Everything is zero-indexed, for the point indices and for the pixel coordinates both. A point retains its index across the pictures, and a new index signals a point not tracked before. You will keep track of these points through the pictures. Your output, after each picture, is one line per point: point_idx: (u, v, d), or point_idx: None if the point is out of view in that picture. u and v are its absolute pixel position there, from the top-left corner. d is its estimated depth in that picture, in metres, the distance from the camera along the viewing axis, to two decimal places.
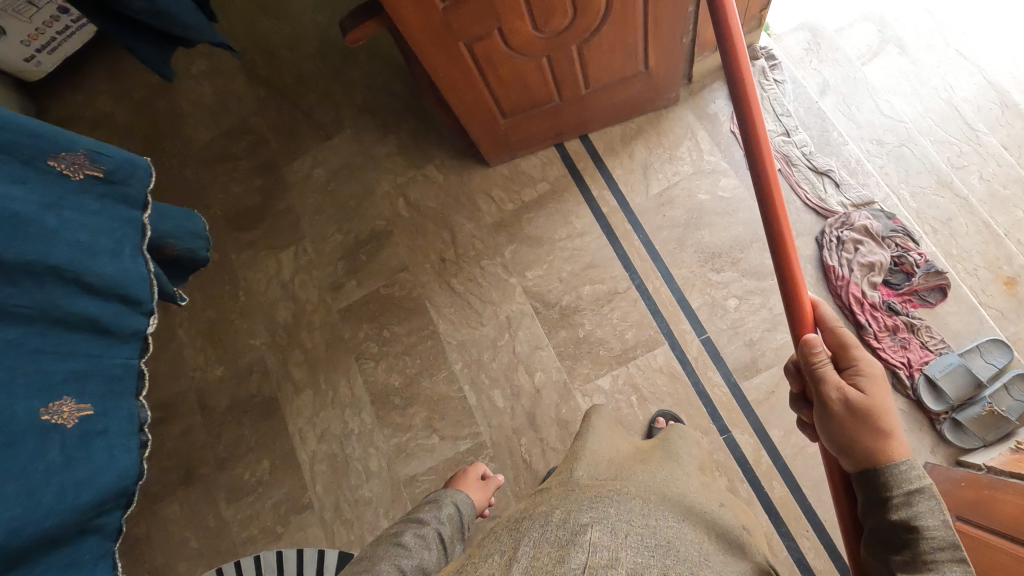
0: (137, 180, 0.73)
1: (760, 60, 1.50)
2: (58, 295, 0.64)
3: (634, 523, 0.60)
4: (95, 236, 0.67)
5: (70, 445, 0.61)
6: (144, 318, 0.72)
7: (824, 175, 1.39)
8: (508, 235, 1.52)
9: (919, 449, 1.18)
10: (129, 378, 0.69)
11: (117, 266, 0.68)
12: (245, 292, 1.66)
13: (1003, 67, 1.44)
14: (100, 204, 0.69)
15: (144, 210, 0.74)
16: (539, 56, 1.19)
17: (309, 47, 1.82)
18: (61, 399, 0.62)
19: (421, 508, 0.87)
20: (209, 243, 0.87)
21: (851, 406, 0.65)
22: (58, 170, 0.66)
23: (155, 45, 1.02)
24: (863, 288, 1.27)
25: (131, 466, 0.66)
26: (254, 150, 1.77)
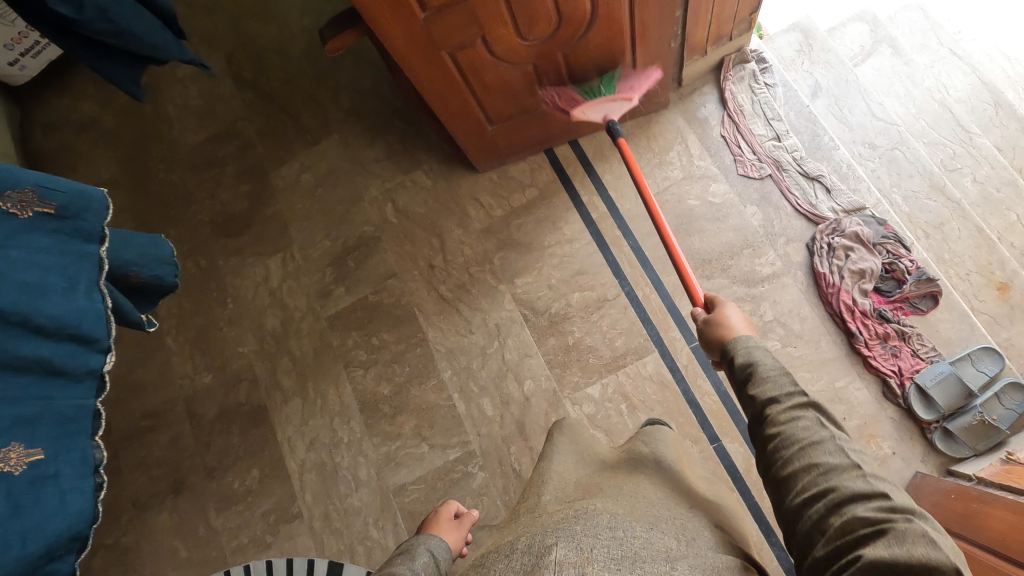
0: (93, 214, 0.71)
1: (751, 63, 1.47)
2: (3, 339, 0.62)
3: (601, 537, 0.59)
4: (46, 275, 0.65)
5: (17, 493, 0.60)
6: (101, 356, 0.69)
7: (816, 180, 1.36)
8: (496, 241, 1.51)
9: (910, 458, 1.17)
10: (84, 418, 0.67)
11: (70, 306, 0.66)
12: (233, 300, 1.64)
13: (996, 66, 1.43)
14: (53, 239, 0.67)
15: (101, 243, 0.72)
16: (524, 64, 1.17)
17: (296, 49, 1.79)
18: (7, 445, 0.60)
19: (393, 562, 0.81)
20: (178, 269, 0.85)
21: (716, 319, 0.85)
22: (4, 209, 0.64)
23: (124, 64, 1.01)
24: (853, 296, 1.25)
25: (85, 510, 0.65)
26: (241, 154, 1.75)
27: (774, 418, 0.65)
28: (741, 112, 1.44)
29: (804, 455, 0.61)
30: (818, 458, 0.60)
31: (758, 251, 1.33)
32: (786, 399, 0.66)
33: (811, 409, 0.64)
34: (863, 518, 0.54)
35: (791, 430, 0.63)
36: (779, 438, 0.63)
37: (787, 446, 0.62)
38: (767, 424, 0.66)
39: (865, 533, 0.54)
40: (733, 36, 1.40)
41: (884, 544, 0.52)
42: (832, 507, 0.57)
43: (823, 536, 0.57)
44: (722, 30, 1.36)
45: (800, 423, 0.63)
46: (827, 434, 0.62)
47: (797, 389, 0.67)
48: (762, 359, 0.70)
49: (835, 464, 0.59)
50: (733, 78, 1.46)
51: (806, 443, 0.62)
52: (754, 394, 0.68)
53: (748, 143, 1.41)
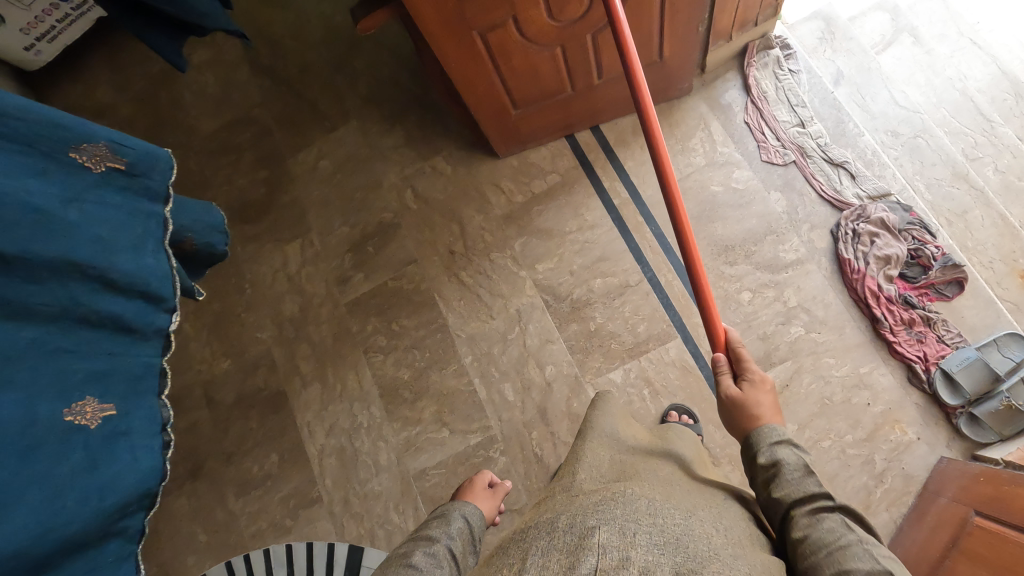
0: (157, 174, 0.69)
1: (775, 49, 1.46)
2: (80, 292, 0.60)
3: (642, 522, 0.59)
4: (117, 232, 0.64)
5: (93, 447, 0.57)
6: (166, 316, 0.68)
7: (841, 166, 1.35)
8: (517, 227, 1.51)
9: (934, 444, 1.17)
10: (151, 376, 0.66)
11: (140, 264, 0.65)
12: (251, 286, 1.64)
13: (1017, 55, 1.42)
14: (122, 196, 0.66)
15: (165, 204, 0.71)
16: (552, 46, 1.16)
17: (314, 36, 1.79)
18: (83, 398, 0.59)
19: (428, 525, 0.82)
20: (227, 238, 0.85)
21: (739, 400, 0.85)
22: (79, 162, 0.63)
23: (167, 34, 1.00)
24: (879, 282, 1.25)
25: (155, 467, 0.62)
26: (258, 141, 1.74)
27: (798, 522, 0.65)
28: (765, 99, 1.43)
29: (831, 558, 0.59)
30: (847, 562, 0.58)
31: (782, 238, 1.33)
32: (810, 502, 0.66)
33: (835, 511, 0.64)
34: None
35: (815, 532, 0.63)
36: (800, 538, 0.64)
37: (814, 549, 0.61)
38: (793, 528, 0.66)
39: None
40: (758, 21, 1.39)
41: None
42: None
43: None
44: (747, 15, 1.35)
45: (826, 525, 0.63)
46: (853, 535, 0.61)
47: (823, 492, 0.67)
48: (788, 459, 0.72)
49: (864, 568, 0.57)
50: (757, 64, 1.46)
51: (833, 547, 0.60)
52: (779, 497, 0.69)
53: (773, 129, 1.40)
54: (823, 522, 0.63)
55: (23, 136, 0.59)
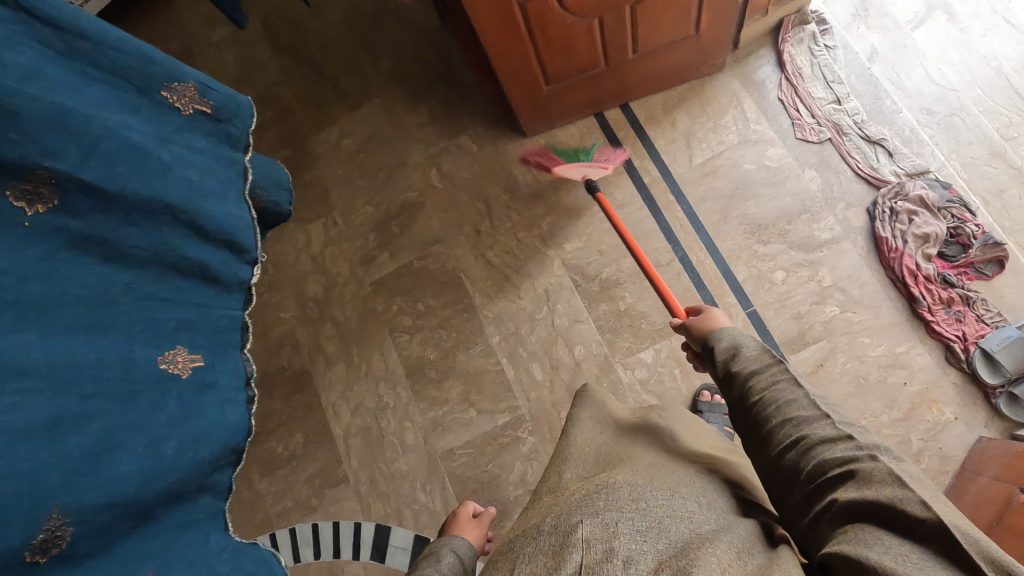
0: (240, 121, 0.70)
1: (811, 25, 1.43)
2: (172, 238, 0.61)
3: (623, 509, 0.59)
4: (204, 176, 0.64)
5: (185, 397, 0.58)
6: (249, 267, 0.69)
7: (878, 143, 1.33)
8: (545, 206, 1.49)
9: (972, 424, 1.16)
10: (235, 330, 0.67)
11: (225, 212, 0.65)
12: (274, 265, 1.63)
13: None
14: (207, 141, 0.66)
15: (245, 152, 0.71)
16: (590, 17, 1.13)
17: (335, 14, 1.76)
18: (174, 348, 0.59)
19: (416, 568, 0.71)
20: (292, 196, 0.82)
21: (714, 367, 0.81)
22: (170, 101, 0.64)
23: None
24: (917, 260, 1.23)
25: (240, 424, 0.63)
26: (279, 120, 1.72)
27: (751, 386, 0.65)
28: (800, 75, 1.41)
29: (778, 411, 0.62)
30: (791, 411, 0.61)
31: (817, 216, 1.31)
32: (765, 369, 0.66)
33: (787, 372, 0.65)
34: (833, 458, 0.56)
35: (771, 394, 0.63)
36: (755, 401, 0.64)
37: (769, 410, 0.62)
38: (748, 393, 0.65)
39: (838, 476, 0.54)
40: None
41: (855, 487, 0.53)
42: (801, 452, 0.58)
43: (798, 484, 0.58)
44: None
45: (781, 388, 0.63)
46: (800, 391, 0.62)
47: (777, 361, 0.67)
48: (746, 342, 0.71)
49: (806, 415, 0.60)
50: (792, 40, 1.43)
51: (782, 402, 0.62)
52: (735, 371, 0.68)
53: (807, 106, 1.38)
54: (775, 384, 0.64)
55: (120, 69, 0.60)
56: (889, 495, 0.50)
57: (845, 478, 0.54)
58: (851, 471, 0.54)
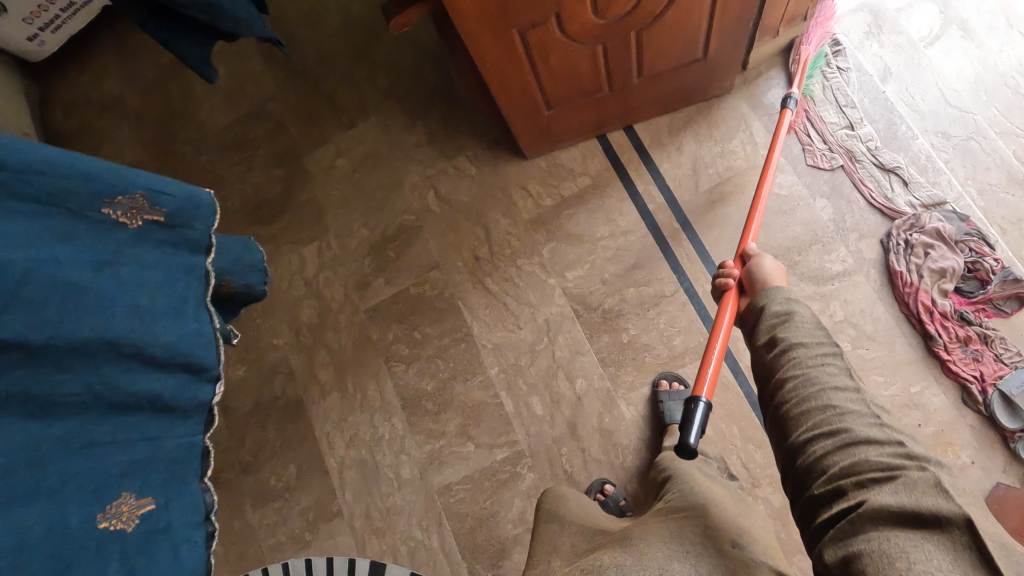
0: (199, 221, 0.65)
1: (823, 46, 1.38)
2: (112, 374, 0.57)
3: None
4: (155, 296, 0.60)
5: (130, 553, 0.55)
6: (210, 386, 0.65)
7: (892, 172, 1.28)
8: (546, 232, 1.44)
9: (989, 469, 1.11)
10: (193, 459, 0.62)
11: (180, 330, 0.61)
12: (267, 289, 1.58)
13: None
14: (160, 252, 0.62)
15: (207, 252, 0.67)
16: (594, 44, 1.07)
17: (330, 26, 1.70)
18: (119, 498, 0.56)
19: None
20: (267, 276, 0.77)
21: (760, 275, 0.91)
22: (113, 217, 0.60)
23: (197, 42, 0.93)
24: (933, 296, 1.18)
25: (198, 566, 0.60)
26: (273, 137, 1.66)
27: (799, 364, 0.71)
28: (811, 99, 1.36)
29: (822, 394, 0.67)
30: (838, 402, 0.66)
31: (829, 247, 1.26)
32: (815, 348, 0.71)
33: (841, 362, 0.70)
34: (873, 457, 0.61)
35: (817, 374, 0.69)
36: (800, 378, 0.69)
37: (812, 391, 0.68)
38: (794, 367, 0.71)
39: (873, 476, 0.60)
40: (807, 15, 1.30)
41: (888, 487, 0.58)
42: (841, 444, 0.63)
43: (828, 475, 0.63)
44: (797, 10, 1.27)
45: (828, 371, 0.69)
46: (851, 386, 0.68)
47: (828, 340, 0.72)
48: (800, 313, 0.76)
49: (853, 410, 0.65)
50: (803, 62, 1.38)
51: (831, 391, 0.67)
52: (785, 340, 0.73)
53: (819, 132, 1.33)
54: (825, 369, 0.69)
55: (47, 193, 0.55)
56: (934, 507, 0.54)
57: (881, 478, 0.59)
58: (892, 475, 0.58)
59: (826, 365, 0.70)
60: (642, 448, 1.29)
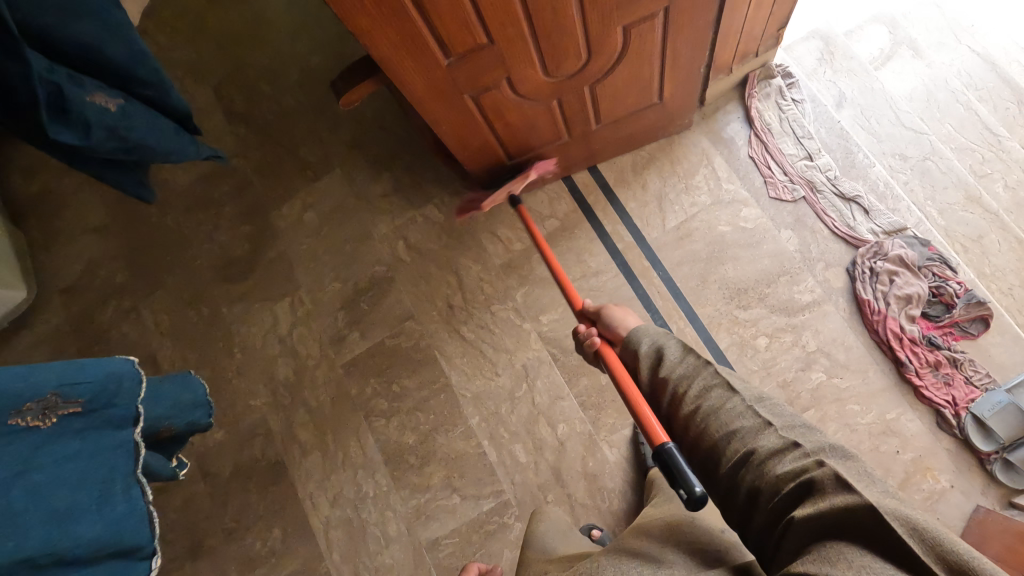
0: (120, 399, 0.79)
1: (776, 79, 1.40)
2: None
3: None
4: (77, 493, 0.71)
5: None
6: (146, 562, 0.78)
7: (853, 201, 1.30)
8: (518, 277, 1.46)
9: (969, 491, 1.12)
10: None
11: (109, 520, 0.73)
12: (240, 349, 1.54)
13: (1017, 60, 1.38)
14: (81, 441, 0.73)
15: (135, 424, 0.80)
16: (548, 101, 1.08)
17: (290, 79, 1.69)
18: None
19: None
20: (209, 410, 1.01)
21: (619, 324, 0.94)
22: (28, 423, 0.70)
23: (127, 167, 0.93)
24: (901, 322, 1.20)
25: None
26: (238, 193, 1.64)
27: (688, 397, 0.73)
28: (769, 131, 1.37)
29: (721, 421, 0.68)
30: (734, 422, 0.67)
31: (796, 278, 1.28)
32: (697, 377, 0.73)
33: (720, 377, 0.72)
34: (784, 469, 0.61)
35: (708, 404, 0.70)
36: (696, 412, 0.71)
37: (710, 421, 0.69)
38: (686, 402, 0.72)
39: (791, 490, 0.59)
40: (759, 52, 1.33)
41: (809, 498, 0.58)
42: (752, 466, 0.63)
43: (756, 503, 0.62)
44: (748, 47, 1.29)
45: (716, 397, 0.70)
46: (738, 399, 0.69)
47: (702, 362, 0.75)
48: (666, 345, 0.79)
49: (749, 425, 0.66)
50: (759, 95, 1.40)
51: (725, 413, 0.68)
52: (668, 376, 0.76)
53: (779, 163, 1.35)
54: (712, 393, 0.71)
55: None
56: (842, 502, 0.55)
57: (799, 488, 0.59)
58: (803, 483, 0.59)
59: (714, 390, 0.71)
60: (627, 490, 1.29)
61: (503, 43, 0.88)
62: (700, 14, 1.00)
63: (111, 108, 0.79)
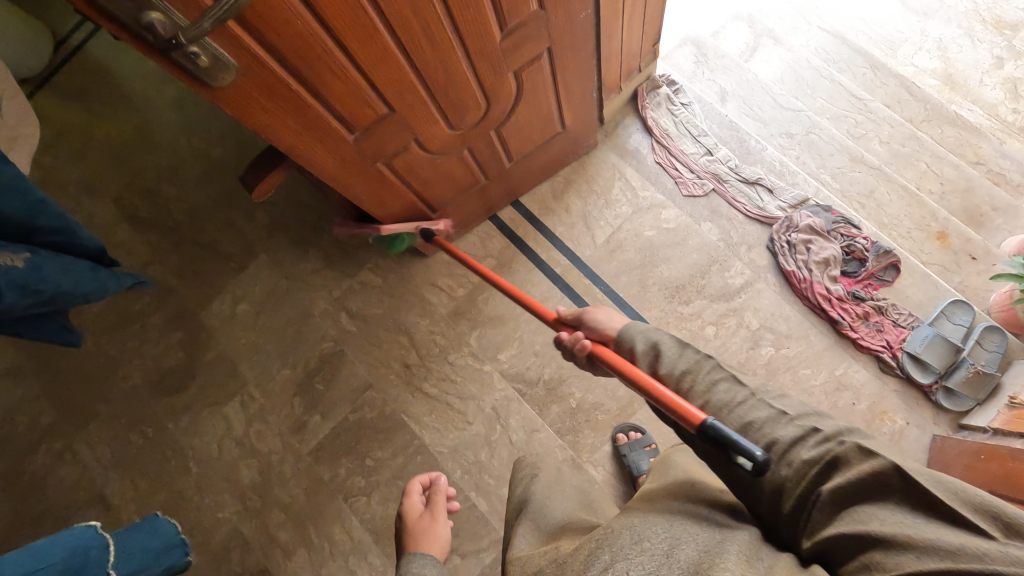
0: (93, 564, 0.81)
1: (662, 88, 1.50)
2: None
3: (633, 557, 0.58)
4: None
5: None
6: None
7: (756, 184, 1.40)
8: (468, 322, 1.47)
9: (923, 424, 1.21)
10: None
11: None
12: (196, 462, 1.45)
13: (859, 31, 1.55)
14: None
15: None
16: (459, 150, 1.11)
17: (194, 176, 1.65)
18: None
19: None
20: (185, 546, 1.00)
21: (604, 324, 0.91)
22: None
23: (43, 319, 0.88)
24: (826, 285, 1.29)
25: None
26: (161, 301, 1.56)
27: (695, 390, 0.71)
28: (668, 136, 1.46)
29: (734, 414, 0.66)
30: (749, 414, 0.65)
31: (725, 265, 1.35)
32: (701, 370, 0.72)
33: (724, 370, 0.71)
34: (807, 456, 0.59)
35: (717, 398, 0.68)
36: (706, 406, 0.69)
37: (721, 414, 0.67)
38: (694, 398, 0.71)
39: (819, 474, 0.57)
40: (641, 67, 1.42)
41: (836, 475, 0.56)
42: (774, 456, 0.61)
43: (783, 494, 0.60)
44: (631, 65, 1.38)
45: (724, 391, 0.69)
46: (746, 391, 0.67)
47: (702, 356, 0.74)
48: (662, 340, 0.79)
49: (764, 417, 0.64)
50: (650, 105, 1.49)
51: (737, 408, 0.66)
52: (670, 373, 0.74)
53: (684, 164, 1.44)
54: (718, 386, 0.70)
55: None
56: (870, 469, 0.55)
57: (826, 470, 0.57)
58: (829, 465, 0.57)
59: (720, 384, 0.70)
60: (622, 505, 1.30)
61: (403, 109, 0.90)
62: (580, 47, 1.07)
63: (19, 264, 0.75)
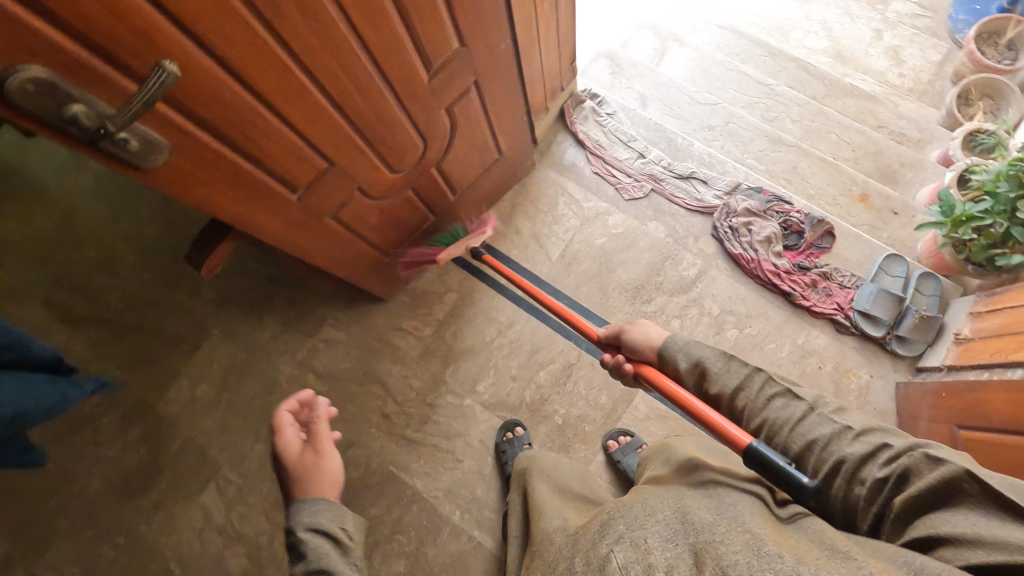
0: None
1: (586, 102, 1.56)
2: None
3: (647, 526, 0.60)
4: None
5: None
6: None
7: (690, 177, 1.47)
8: (440, 359, 1.46)
9: (886, 374, 1.28)
10: None
11: None
12: (177, 561, 1.36)
13: (752, 24, 1.67)
14: None
15: None
16: (403, 192, 1.12)
17: (127, 261, 1.58)
18: None
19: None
20: None
21: (642, 341, 0.92)
22: None
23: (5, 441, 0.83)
24: (772, 261, 1.36)
25: None
26: (111, 398, 1.47)
27: (751, 408, 0.73)
28: (600, 146, 1.52)
29: (795, 432, 0.68)
30: (812, 432, 0.67)
31: (677, 258, 1.40)
32: (751, 386, 0.74)
33: (779, 386, 0.72)
34: (877, 470, 0.61)
35: (774, 417, 0.70)
36: (765, 424, 0.71)
37: (780, 432, 0.69)
38: (751, 415, 0.73)
39: (892, 487, 0.59)
40: (563, 85, 1.48)
41: (908, 486, 0.58)
42: (844, 473, 0.63)
43: (857, 511, 0.62)
44: (554, 85, 1.43)
45: (781, 406, 0.71)
46: (802, 405, 0.70)
47: (749, 369, 0.76)
48: (705, 356, 0.80)
49: (829, 433, 0.66)
50: (578, 119, 1.54)
51: (800, 427, 0.68)
52: (721, 392, 0.77)
53: (621, 170, 1.49)
54: (774, 402, 0.71)
55: None
56: (941, 477, 0.56)
57: (897, 482, 0.59)
58: (902, 479, 0.59)
59: (777, 402, 0.71)
60: None
61: (343, 161, 0.90)
62: (504, 76, 1.10)
63: None
